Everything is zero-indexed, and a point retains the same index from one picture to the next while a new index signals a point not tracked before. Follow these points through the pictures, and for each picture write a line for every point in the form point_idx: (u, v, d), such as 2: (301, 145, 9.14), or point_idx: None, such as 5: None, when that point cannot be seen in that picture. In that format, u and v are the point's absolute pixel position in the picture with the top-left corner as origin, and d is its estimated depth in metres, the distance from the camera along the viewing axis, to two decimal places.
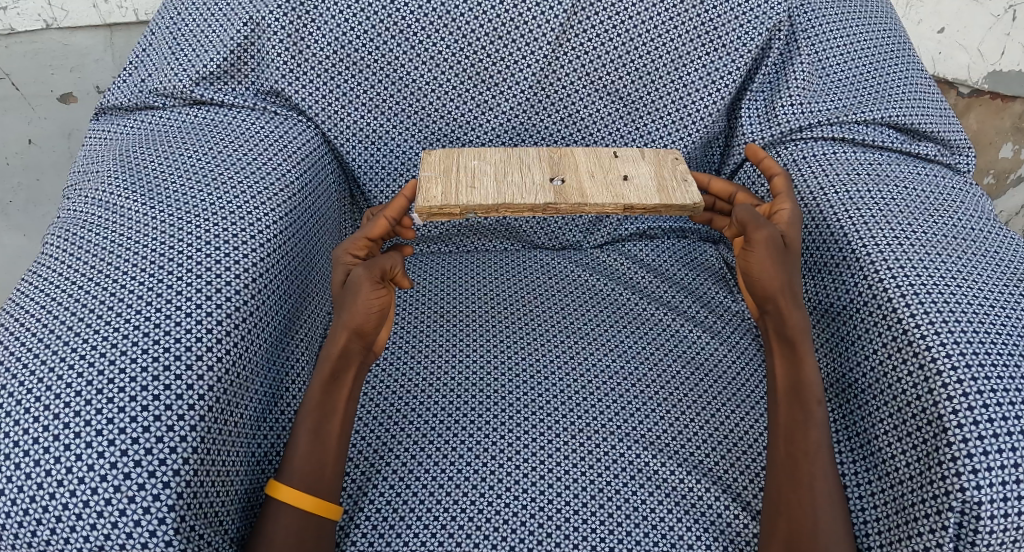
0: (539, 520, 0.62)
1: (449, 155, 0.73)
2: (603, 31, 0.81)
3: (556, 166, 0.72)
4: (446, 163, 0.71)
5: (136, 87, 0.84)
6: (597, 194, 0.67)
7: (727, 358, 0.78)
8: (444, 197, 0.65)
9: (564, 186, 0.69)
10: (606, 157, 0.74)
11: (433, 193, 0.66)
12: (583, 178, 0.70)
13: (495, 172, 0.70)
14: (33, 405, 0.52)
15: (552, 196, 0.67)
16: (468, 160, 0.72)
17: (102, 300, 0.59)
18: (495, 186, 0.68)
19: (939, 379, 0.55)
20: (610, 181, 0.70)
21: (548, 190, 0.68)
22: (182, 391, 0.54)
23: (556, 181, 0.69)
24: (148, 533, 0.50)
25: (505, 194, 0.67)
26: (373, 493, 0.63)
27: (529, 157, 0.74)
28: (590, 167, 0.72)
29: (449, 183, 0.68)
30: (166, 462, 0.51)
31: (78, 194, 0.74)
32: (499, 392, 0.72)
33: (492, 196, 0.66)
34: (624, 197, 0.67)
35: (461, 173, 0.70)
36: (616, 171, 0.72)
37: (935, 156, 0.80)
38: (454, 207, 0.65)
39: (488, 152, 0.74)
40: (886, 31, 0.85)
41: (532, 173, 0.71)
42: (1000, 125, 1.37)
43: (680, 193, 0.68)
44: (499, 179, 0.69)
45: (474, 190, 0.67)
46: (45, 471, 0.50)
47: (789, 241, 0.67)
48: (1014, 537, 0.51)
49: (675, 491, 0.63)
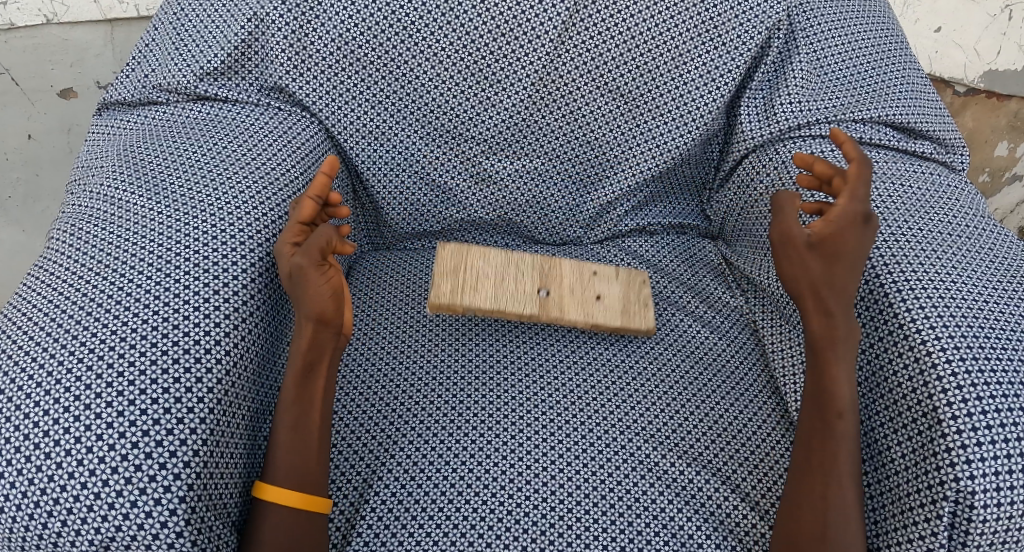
0: (542, 512, 0.63)
1: (461, 251, 0.80)
2: (604, 29, 0.82)
3: (545, 276, 0.80)
4: (454, 260, 0.79)
5: (139, 83, 0.84)
6: (571, 310, 0.78)
7: (726, 352, 0.80)
8: (451, 295, 0.77)
9: (548, 299, 0.78)
10: (587, 271, 0.81)
11: (443, 287, 0.77)
12: (568, 292, 0.79)
13: (495, 276, 0.79)
14: (43, 400, 0.53)
15: (535, 307, 0.77)
16: (473, 260, 0.79)
17: (109, 295, 0.59)
18: (492, 288, 0.78)
19: (934, 372, 0.57)
20: (586, 299, 0.79)
21: (534, 303, 0.78)
22: (191, 385, 0.55)
23: (542, 292, 0.78)
24: (160, 524, 0.51)
25: (497, 299, 0.77)
26: (378, 486, 0.64)
27: (524, 263, 0.80)
28: (573, 283, 0.80)
29: (456, 279, 0.78)
30: (176, 454, 0.52)
31: (82, 189, 0.74)
32: (502, 385, 0.73)
33: (489, 300, 0.77)
34: (592, 315, 0.78)
35: (466, 276, 0.78)
36: (592, 289, 0.80)
37: (931, 154, 0.81)
38: (459, 305, 0.76)
39: (491, 252, 0.81)
40: (883, 31, 0.86)
41: (524, 283, 0.79)
42: (996, 124, 1.39)
43: (640, 318, 0.79)
44: (497, 285, 0.79)
45: (475, 292, 0.78)
46: (56, 464, 0.51)
47: (815, 240, 0.62)
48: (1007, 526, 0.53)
49: (676, 482, 0.65)
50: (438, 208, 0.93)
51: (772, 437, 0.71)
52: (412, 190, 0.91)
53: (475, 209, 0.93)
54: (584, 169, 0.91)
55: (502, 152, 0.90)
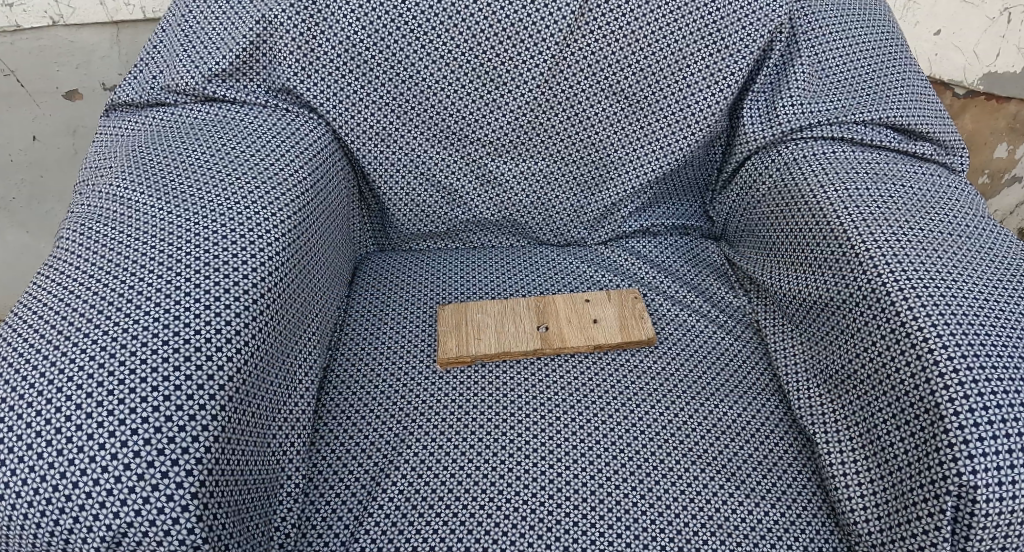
0: (549, 508, 0.64)
1: (460, 310, 0.84)
2: (609, 32, 0.83)
3: (541, 313, 0.83)
4: (456, 318, 0.82)
5: (148, 84, 0.85)
6: (574, 338, 0.80)
7: (728, 351, 0.81)
8: (458, 348, 0.78)
9: (549, 332, 0.80)
10: (580, 302, 0.85)
11: (449, 344, 0.79)
12: (565, 323, 0.82)
13: (495, 321, 0.82)
14: (55, 396, 0.53)
15: (538, 342, 0.79)
16: (472, 312, 0.83)
17: (121, 293, 0.60)
18: (496, 334, 0.80)
19: (936, 369, 0.57)
20: (583, 326, 0.81)
21: (537, 337, 0.80)
22: (202, 382, 0.56)
23: (542, 328, 0.81)
24: (172, 520, 0.51)
25: (502, 342, 0.79)
26: (388, 482, 0.67)
27: (519, 306, 0.84)
28: (569, 314, 0.83)
29: (461, 334, 0.80)
30: (189, 451, 0.53)
31: (92, 190, 0.75)
32: (508, 385, 0.75)
33: (494, 343, 0.79)
34: (594, 337, 0.80)
35: (469, 326, 0.81)
36: (586, 315, 0.83)
37: (931, 156, 0.82)
38: (468, 355, 0.77)
39: (488, 303, 0.85)
40: (884, 34, 0.87)
41: (523, 321, 0.82)
42: (995, 126, 1.40)
43: (638, 330, 0.81)
44: (499, 330, 0.81)
45: (479, 339, 0.79)
46: (68, 460, 0.51)
47: None
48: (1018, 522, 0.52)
49: (680, 479, 0.67)
50: (443, 209, 0.95)
51: (776, 435, 0.72)
52: (418, 191, 0.93)
53: (480, 211, 0.95)
54: (588, 171, 0.92)
55: (506, 154, 0.91)
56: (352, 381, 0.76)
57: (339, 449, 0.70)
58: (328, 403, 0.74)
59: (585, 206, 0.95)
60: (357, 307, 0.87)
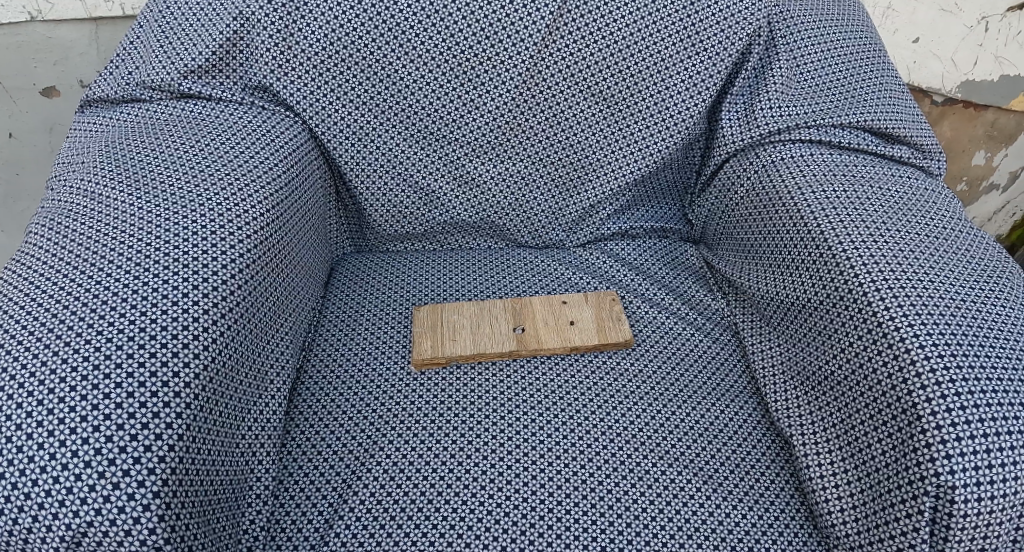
0: (523, 511, 0.64)
1: (436, 311, 0.83)
2: (587, 33, 0.83)
3: (518, 315, 0.83)
4: (433, 319, 0.82)
5: (123, 79, 0.84)
6: (551, 339, 0.79)
7: (705, 353, 0.81)
8: (434, 349, 0.77)
9: (526, 334, 0.80)
10: (557, 304, 0.84)
11: (425, 346, 0.78)
12: (542, 325, 0.81)
13: (472, 323, 0.81)
14: (16, 392, 0.52)
15: (514, 344, 0.78)
16: (449, 314, 0.83)
17: (88, 289, 0.59)
18: (472, 335, 0.80)
19: (913, 368, 0.58)
20: (561, 328, 0.81)
21: (513, 339, 0.79)
22: (168, 379, 0.54)
23: (518, 329, 0.80)
24: (132, 520, 0.49)
25: (478, 343, 0.78)
26: (360, 484, 0.66)
27: (496, 307, 0.84)
28: (546, 316, 0.83)
29: (438, 335, 0.79)
30: (152, 449, 0.51)
31: (62, 184, 0.74)
32: (484, 386, 0.75)
33: (470, 345, 0.78)
34: (571, 339, 0.79)
35: (445, 328, 0.80)
36: (563, 317, 0.82)
37: (908, 159, 0.82)
38: (443, 357, 0.76)
39: (465, 305, 0.84)
40: (860, 39, 0.88)
41: (500, 322, 0.81)
42: (974, 134, 1.43)
43: (616, 332, 0.80)
44: (475, 331, 0.80)
45: (455, 340, 0.79)
46: (27, 459, 0.49)
47: None
48: (993, 522, 0.52)
49: (657, 482, 0.66)
50: (421, 210, 0.94)
51: (752, 438, 0.71)
52: (396, 192, 0.92)
53: (459, 213, 0.95)
54: (567, 172, 0.92)
55: (487, 156, 0.91)
56: (326, 383, 0.75)
57: (312, 451, 0.69)
58: (301, 405, 0.73)
59: (565, 207, 0.94)
60: (333, 308, 0.86)
